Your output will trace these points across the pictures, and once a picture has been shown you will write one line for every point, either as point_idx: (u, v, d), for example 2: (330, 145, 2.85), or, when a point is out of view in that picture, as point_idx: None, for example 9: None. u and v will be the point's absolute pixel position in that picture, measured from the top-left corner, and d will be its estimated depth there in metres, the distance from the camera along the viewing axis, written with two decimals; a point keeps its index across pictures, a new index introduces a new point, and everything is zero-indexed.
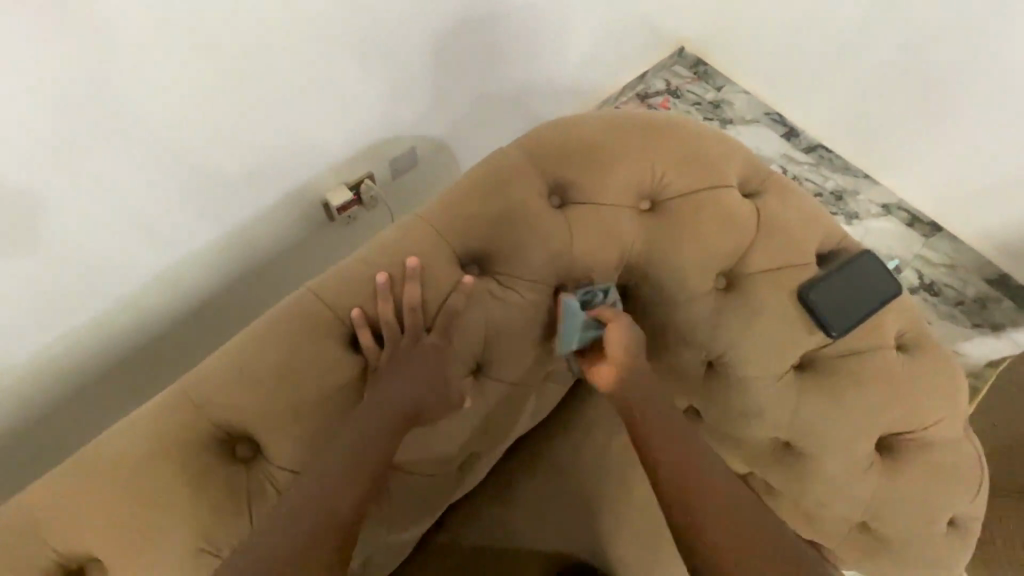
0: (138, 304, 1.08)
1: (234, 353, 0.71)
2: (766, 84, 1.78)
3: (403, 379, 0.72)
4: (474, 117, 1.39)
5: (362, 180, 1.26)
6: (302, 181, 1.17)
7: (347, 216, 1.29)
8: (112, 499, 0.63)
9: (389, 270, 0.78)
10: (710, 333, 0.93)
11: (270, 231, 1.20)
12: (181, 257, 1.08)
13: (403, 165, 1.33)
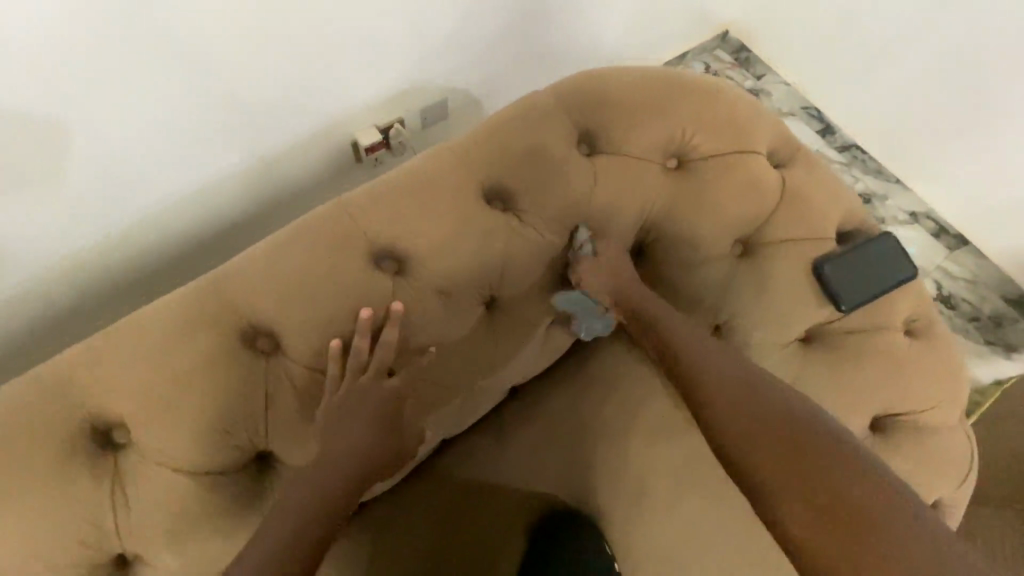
0: (149, 251, 1.08)
1: (266, 252, 0.74)
2: (809, 76, 1.70)
3: (359, 426, 0.70)
4: (508, 73, 1.33)
5: (391, 124, 1.22)
6: (335, 119, 1.14)
7: (373, 159, 1.26)
8: (141, 366, 0.67)
9: (418, 193, 0.81)
10: (721, 296, 0.95)
11: (298, 166, 1.17)
12: (185, 219, 1.08)
13: (435, 117, 1.29)
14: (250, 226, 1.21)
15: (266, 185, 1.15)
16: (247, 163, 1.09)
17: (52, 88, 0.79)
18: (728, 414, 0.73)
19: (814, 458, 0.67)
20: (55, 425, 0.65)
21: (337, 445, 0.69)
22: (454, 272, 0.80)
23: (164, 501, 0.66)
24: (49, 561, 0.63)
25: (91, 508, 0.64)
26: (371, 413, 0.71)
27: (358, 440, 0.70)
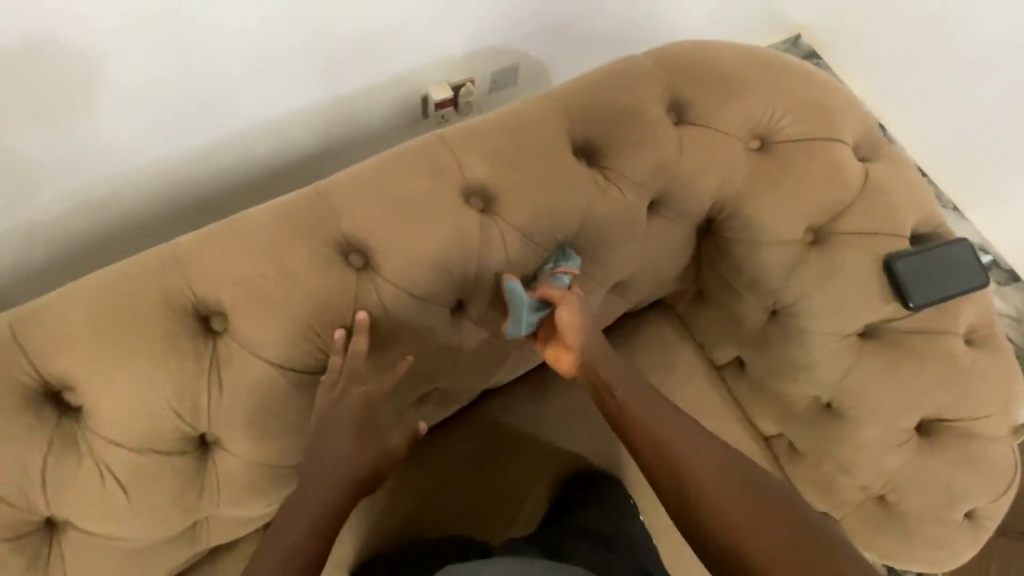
0: (201, 173, 1.06)
1: (367, 172, 0.78)
2: (880, 93, 1.58)
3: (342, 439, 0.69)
4: (578, 46, 1.32)
5: (463, 83, 1.23)
6: (411, 70, 1.14)
7: (440, 116, 1.26)
8: (245, 259, 0.70)
9: (513, 136, 0.83)
10: (785, 279, 0.97)
11: (368, 114, 1.17)
12: (222, 148, 1.05)
13: (502, 78, 1.29)
14: (313, 164, 1.20)
15: (343, 127, 1.17)
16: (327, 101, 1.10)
17: (84, 22, 0.77)
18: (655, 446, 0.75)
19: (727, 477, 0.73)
20: (156, 303, 0.67)
21: (326, 459, 0.69)
22: (538, 218, 0.81)
23: (250, 391, 0.70)
24: (142, 430, 0.66)
25: (185, 386, 0.67)
26: (351, 421, 0.69)
27: (344, 453, 0.69)
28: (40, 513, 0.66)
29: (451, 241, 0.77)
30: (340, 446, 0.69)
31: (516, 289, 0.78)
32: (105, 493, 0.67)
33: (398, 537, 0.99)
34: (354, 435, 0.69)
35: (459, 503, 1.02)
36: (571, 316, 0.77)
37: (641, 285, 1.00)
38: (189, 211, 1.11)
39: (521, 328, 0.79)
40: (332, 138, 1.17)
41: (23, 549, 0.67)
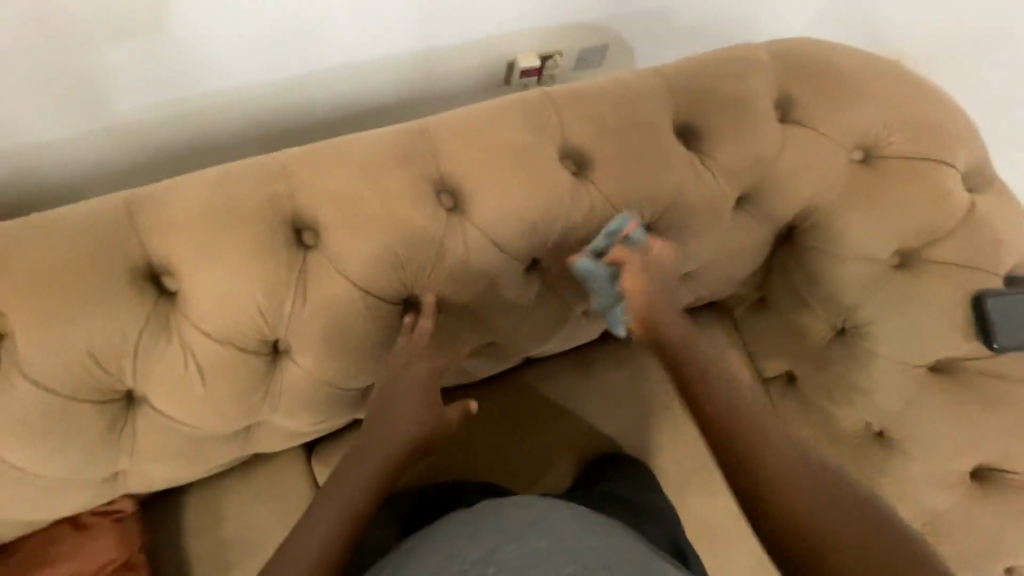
0: (281, 101, 1.02)
1: (469, 118, 0.78)
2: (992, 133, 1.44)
3: (400, 413, 0.71)
4: (674, 32, 1.24)
5: (552, 55, 1.19)
6: (508, 32, 1.11)
7: (522, 84, 1.22)
8: (343, 182, 0.72)
9: (617, 106, 0.82)
10: (861, 299, 0.94)
11: (455, 72, 1.13)
12: (302, 75, 0.99)
13: (592, 56, 1.24)
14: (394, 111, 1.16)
15: (424, 85, 1.12)
16: (408, 52, 1.05)
17: None
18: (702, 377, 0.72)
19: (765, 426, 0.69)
20: (258, 210, 0.70)
21: (381, 428, 0.71)
22: (628, 191, 0.81)
23: (330, 308, 0.73)
24: (228, 324, 0.70)
25: (273, 290, 0.70)
26: (411, 394, 0.72)
27: (400, 426, 0.71)
28: (122, 386, 0.70)
29: (542, 199, 0.77)
30: (398, 418, 0.71)
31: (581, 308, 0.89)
32: (184, 377, 0.71)
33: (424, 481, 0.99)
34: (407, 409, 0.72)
35: (487, 457, 1.03)
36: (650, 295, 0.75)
37: (709, 279, 0.99)
38: (263, 138, 1.06)
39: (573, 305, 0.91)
40: (418, 90, 1.12)
41: (102, 417, 0.71)
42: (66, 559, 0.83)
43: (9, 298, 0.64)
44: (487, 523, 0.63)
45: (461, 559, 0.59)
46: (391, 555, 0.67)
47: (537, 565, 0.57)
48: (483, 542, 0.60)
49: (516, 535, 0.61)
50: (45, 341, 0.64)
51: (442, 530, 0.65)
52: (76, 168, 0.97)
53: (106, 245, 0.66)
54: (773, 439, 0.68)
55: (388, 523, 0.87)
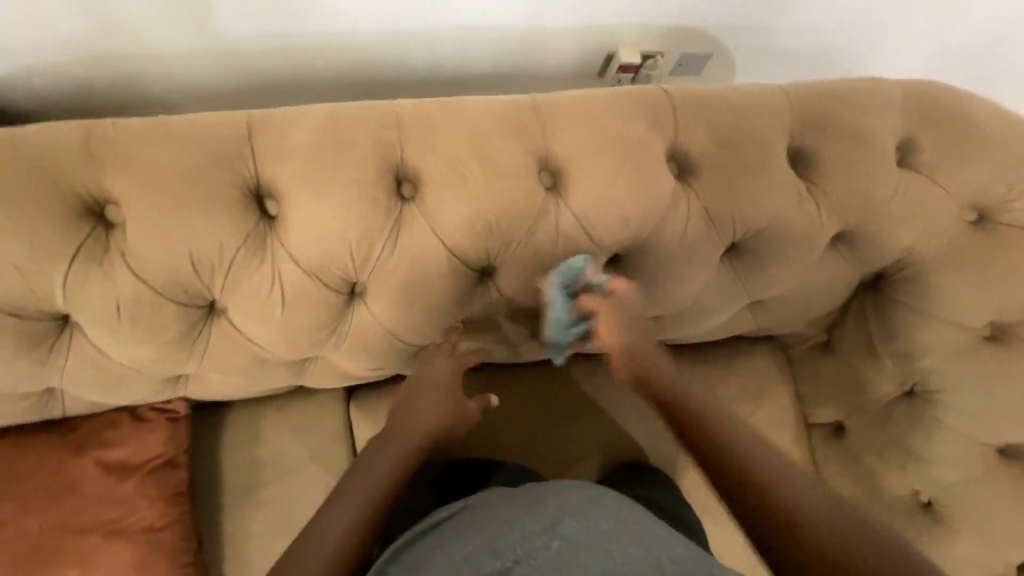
0: (382, 53, 1.02)
1: (583, 100, 0.77)
2: None
3: (427, 405, 0.78)
4: (782, 54, 1.19)
5: (653, 55, 1.15)
6: (619, 23, 1.07)
7: (616, 79, 1.19)
8: (452, 140, 0.73)
9: (735, 115, 0.79)
10: (941, 364, 0.91)
11: (553, 55, 1.11)
12: (408, 31, 0.99)
13: (693, 62, 1.19)
14: (484, 84, 1.15)
15: (520, 60, 1.10)
16: (514, 24, 1.03)
17: None
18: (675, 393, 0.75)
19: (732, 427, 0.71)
20: (368, 151, 0.71)
21: (409, 418, 0.78)
22: (729, 206, 0.80)
23: (417, 262, 0.74)
24: (318, 257, 0.71)
25: (366, 232, 0.71)
26: (437, 389, 0.79)
27: (425, 417, 0.78)
28: (209, 296, 0.72)
29: (642, 197, 0.76)
30: (425, 411, 0.78)
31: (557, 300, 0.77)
32: (268, 299, 0.73)
33: (451, 453, 0.98)
34: (435, 399, 0.79)
35: (516, 441, 1.02)
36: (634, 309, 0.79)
37: (781, 311, 0.97)
38: (353, 85, 1.07)
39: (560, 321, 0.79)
40: (513, 66, 1.11)
41: (184, 321, 0.73)
42: (118, 444, 0.88)
43: (128, 190, 0.67)
44: (546, 501, 0.65)
45: (526, 528, 0.61)
46: (442, 516, 0.69)
47: (598, 540, 0.59)
48: (545, 516, 0.63)
49: (577, 514, 0.63)
50: (151, 234, 0.67)
51: (500, 504, 0.67)
52: (170, 86, 0.99)
53: (222, 158, 0.68)
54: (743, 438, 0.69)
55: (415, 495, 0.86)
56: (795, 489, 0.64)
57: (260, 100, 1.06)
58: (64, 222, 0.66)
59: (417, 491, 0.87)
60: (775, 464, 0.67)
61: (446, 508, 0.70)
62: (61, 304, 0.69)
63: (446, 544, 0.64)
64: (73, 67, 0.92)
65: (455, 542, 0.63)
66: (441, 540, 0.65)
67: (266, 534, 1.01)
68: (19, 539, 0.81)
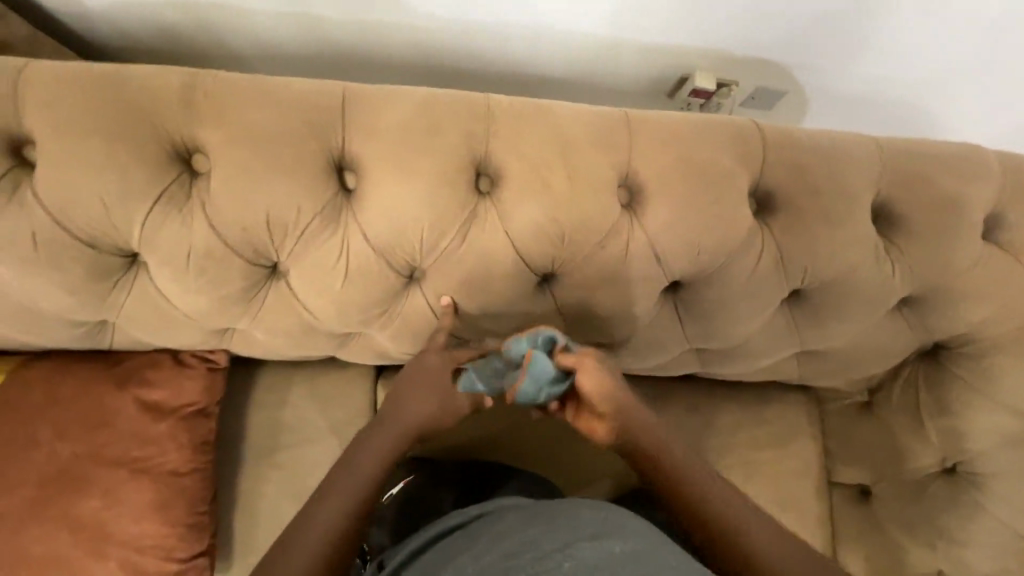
0: (459, 41, 1.02)
1: (674, 123, 0.76)
2: None
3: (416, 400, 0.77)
4: (859, 103, 1.16)
5: (728, 84, 1.12)
6: (701, 48, 1.05)
7: (684, 103, 1.17)
8: (537, 143, 0.72)
9: (825, 162, 0.77)
10: (990, 449, 0.91)
11: (627, 69, 1.10)
12: (488, 24, 0.98)
13: (767, 97, 1.15)
14: (550, 87, 1.14)
15: (593, 67, 1.08)
16: (598, 33, 1.01)
17: None
18: (652, 451, 0.75)
19: (707, 486, 0.73)
20: (456, 141, 0.71)
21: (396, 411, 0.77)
22: (804, 252, 0.78)
23: (483, 259, 0.74)
24: (390, 238, 0.72)
25: (441, 221, 0.71)
26: (431, 382, 0.77)
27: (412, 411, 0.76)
28: (275, 258, 0.73)
29: (719, 230, 0.75)
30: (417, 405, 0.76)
31: (540, 368, 0.72)
32: (332, 271, 0.73)
33: (472, 453, 0.98)
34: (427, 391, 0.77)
35: (534, 447, 1.01)
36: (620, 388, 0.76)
37: (830, 365, 0.94)
38: (423, 68, 1.07)
39: (540, 390, 0.73)
40: (583, 74, 1.10)
41: (247, 278, 0.74)
42: (157, 385, 0.89)
43: (218, 143, 0.68)
44: (555, 514, 0.60)
45: (536, 545, 0.55)
46: (453, 523, 0.68)
47: (614, 565, 0.52)
48: (557, 536, 0.56)
49: (592, 536, 0.56)
50: (235, 191, 0.68)
51: (509, 518, 0.63)
52: (248, 42, 1.00)
53: (314, 125, 0.69)
54: (721, 497, 0.73)
55: (422, 492, 0.88)
56: (766, 542, 0.69)
57: (330, 69, 1.06)
58: (153, 163, 0.67)
59: (426, 487, 0.89)
60: (750, 519, 0.71)
61: (458, 515, 0.68)
62: (134, 243, 0.70)
63: (455, 552, 0.61)
64: (160, 9, 0.93)
65: (463, 551, 0.60)
66: (450, 547, 0.63)
67: (277, 497, 1.02)
68: (50, 462, 0.83)
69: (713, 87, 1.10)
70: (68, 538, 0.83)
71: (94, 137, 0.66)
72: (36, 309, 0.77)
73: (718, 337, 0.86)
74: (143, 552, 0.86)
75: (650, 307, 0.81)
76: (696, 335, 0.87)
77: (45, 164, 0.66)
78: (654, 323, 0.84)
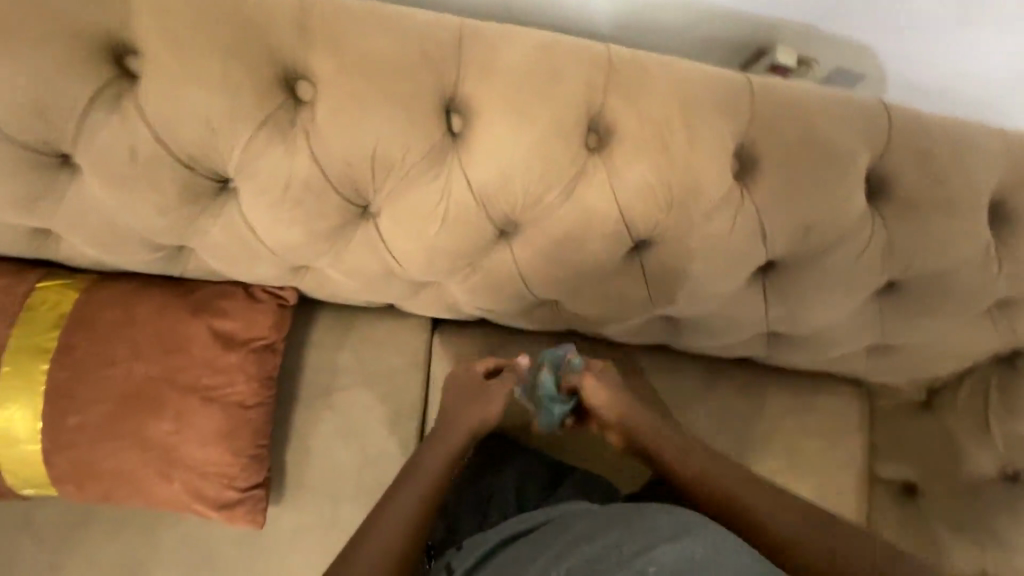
0: None
1: (796, 94, 0.72)
2: None
3: (463, 419, 0.85)
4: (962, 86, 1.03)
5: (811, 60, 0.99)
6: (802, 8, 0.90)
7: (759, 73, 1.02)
8: (656, 102, 0.69)
9: (949, 150, 0.74)
10: None
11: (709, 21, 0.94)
12: None
13: (845, 80, 1.03)
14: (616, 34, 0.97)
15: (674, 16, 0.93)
16: None
17: None
18: (666, 455, 0.79)
19: (731, 479, 0.75)
20: (573, 91, 0.67)
21: (450, 422, 0.85)
22: (914, 242, 0.75)
23: (585, 218, 0.71)
24: (492, 188, 0.69)
25: (548, 175, 0.69)
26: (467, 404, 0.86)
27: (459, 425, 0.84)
28: (369, 197, 0.71)
29: (829, 211, 0.72)
30: (467, 412, 0.85)
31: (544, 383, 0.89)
32: (428, 217, 0.71)
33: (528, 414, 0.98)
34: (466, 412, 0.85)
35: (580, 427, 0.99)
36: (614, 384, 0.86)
37: (904, 362, 0.92)
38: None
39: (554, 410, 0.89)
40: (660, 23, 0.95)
41: (339, 216, 0.72)
42: (229, 316, 0.88)
43: (330, 70, 0.64)
44: (608, 520, 0.62)
45: (617, 550, 0.58)
46: (522, 529, 0.70)
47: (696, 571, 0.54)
48: (614, 550, 0.58)
49: (644, 547, 0.57)
50: (343, 122, 0.65)
51: (568, 525, 0.65)
52: None
53: (430, 62, 0.66)
54: (739, 472, 0.75)
55: (479, 476, 0.90)
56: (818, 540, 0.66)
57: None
58: (260, 85, 0.64)
59: (481, 473, 0.90)
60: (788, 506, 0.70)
61: (526, 521, 0.71)
62: (232, 167, 0.68)
63: (530, 557, 0.63)
64: None
65: (540, 556, 0.63)
66: (525, 552, 0.65)
67: (330, 437, 1.03)
68: (125, 381, 0.84)
69: (794, 64, 0.96)
70: (140, 456, 0.85)
71: (206, 52, 0.63)
72: (120, 228, 0.76)
73: (800, 324, 0.85)
74: (209, 476, 0.88)
75: (741, 283, 0.79)
76: (778, 320, 0.85)
77: (151, 75, 0.63)
78: (738, 303, 0.82)
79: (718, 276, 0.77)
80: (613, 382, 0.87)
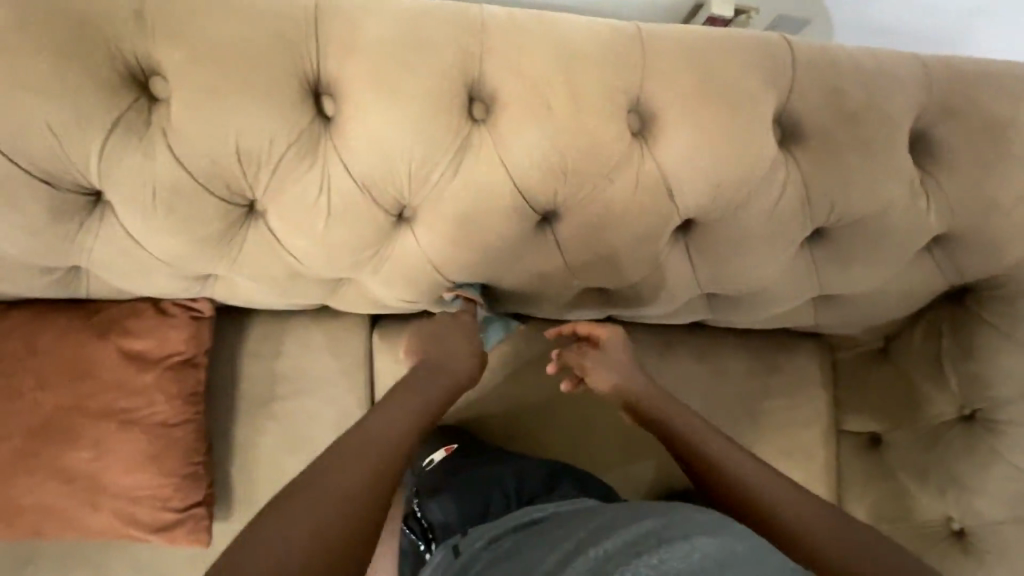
0: None
1: (692, 42, 0.68)
2: None
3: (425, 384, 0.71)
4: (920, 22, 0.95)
5: (750, 10, 0.91)
6: None
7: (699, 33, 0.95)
8: (539, 64, 0.65)
9: (859, 85, 0.70)
10: (1014, 394, 0.86)
11: None
12: None
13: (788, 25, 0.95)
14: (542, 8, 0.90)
15: None
16: None
17: None
18: (674, 430, 0.76)
19: (733, 457, 0.71)
20: (444, 61, 0.63)
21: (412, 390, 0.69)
22: (831, 184, 0.71)
23: (478, 193, 0.67)
24: (374, 172, 0.65)
25: (430, 153, 0.65)
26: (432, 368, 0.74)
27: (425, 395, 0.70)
28: (249, 195, 0.67)
29: (737, 161, 0.68)
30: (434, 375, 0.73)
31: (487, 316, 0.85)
32: (313, 210, 0.67)
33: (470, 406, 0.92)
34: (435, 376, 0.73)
35: (537, 416, 0.93)
36: (618, 349, 0.83)
37: (850, 312, 0.88)
38: None
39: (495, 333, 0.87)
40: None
41: (223, 218, 0.68)
42: (139, 335, 0.85)
43: (177, 63, 0.60)
44: (618, 510, 0.59)
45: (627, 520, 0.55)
46: (523, 521, 0.68)
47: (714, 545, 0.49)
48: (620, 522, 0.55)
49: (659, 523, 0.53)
50: (200, 117, 0.61)
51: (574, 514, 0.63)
52: None
53: (288, 46, 0.61)
54: (739, 454, 0.71)
55: (458, 471, 0.82)
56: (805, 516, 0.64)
57: None
58: (107, 86, 0.60)
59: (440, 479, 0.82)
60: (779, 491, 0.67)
61: (532, 515, 0.69)
62: (95, 178, 0.64)
63: (538, 535, 0.61)
64: None
65: (544, 536, 0.60)
66: (532, 548, 0.57)
67: (269, 448, 0.99)
68: (33, 413, 0.80)
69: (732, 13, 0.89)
70: (62, 487, 0.82)
71: (39, 56, 0.58)
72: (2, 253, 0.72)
73: (726, 286, 0.81)
74: (140, 502, 0.85)
75: (660, 247, 0.75)
76: (706, 283, 0.81)
77: None
78: (660, 269, 0.77)
79: (632, 243, 0.73)
80: (608, 360, 0.82)
